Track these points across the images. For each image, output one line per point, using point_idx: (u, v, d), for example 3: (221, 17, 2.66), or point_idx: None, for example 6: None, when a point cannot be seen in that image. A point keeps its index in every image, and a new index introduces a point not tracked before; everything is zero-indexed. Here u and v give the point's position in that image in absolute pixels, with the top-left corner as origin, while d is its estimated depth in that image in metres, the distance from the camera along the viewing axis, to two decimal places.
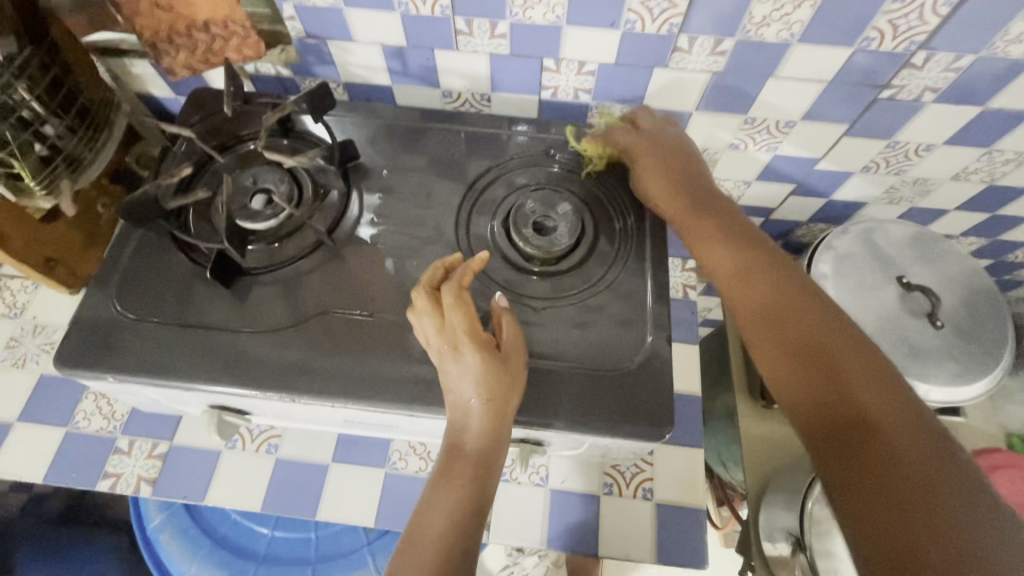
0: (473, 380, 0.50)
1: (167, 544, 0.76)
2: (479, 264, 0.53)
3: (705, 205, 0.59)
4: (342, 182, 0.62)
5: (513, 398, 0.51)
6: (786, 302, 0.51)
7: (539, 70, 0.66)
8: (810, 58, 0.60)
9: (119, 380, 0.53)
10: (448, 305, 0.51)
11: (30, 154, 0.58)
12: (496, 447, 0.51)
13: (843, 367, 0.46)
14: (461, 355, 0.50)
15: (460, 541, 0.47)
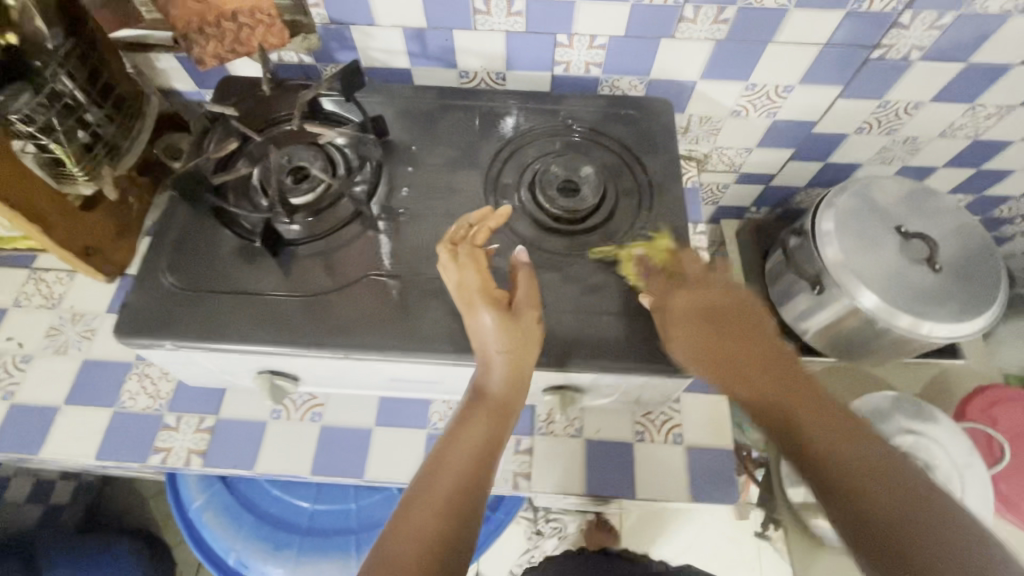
0: (493, 332, 0.52)
1: (211, 524, 0.78)
2: (501, 216, 0.58)
3: (721, 331, 0.56)
4: (379, 151, 0.65)
5: (530, 351, 0.53)
6: (823, 440, 0.49)
7: (552, 45, 0.70)
8: (805, 22, 0.65)
9: (178, 347, 0.56)
10: (455, 258, 0.55)
11: (72, 140, 0.60)
12: (515, 396, 0.53)
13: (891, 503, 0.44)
14: (475, 310, 0.52)
15: (479, 480, 0.47)
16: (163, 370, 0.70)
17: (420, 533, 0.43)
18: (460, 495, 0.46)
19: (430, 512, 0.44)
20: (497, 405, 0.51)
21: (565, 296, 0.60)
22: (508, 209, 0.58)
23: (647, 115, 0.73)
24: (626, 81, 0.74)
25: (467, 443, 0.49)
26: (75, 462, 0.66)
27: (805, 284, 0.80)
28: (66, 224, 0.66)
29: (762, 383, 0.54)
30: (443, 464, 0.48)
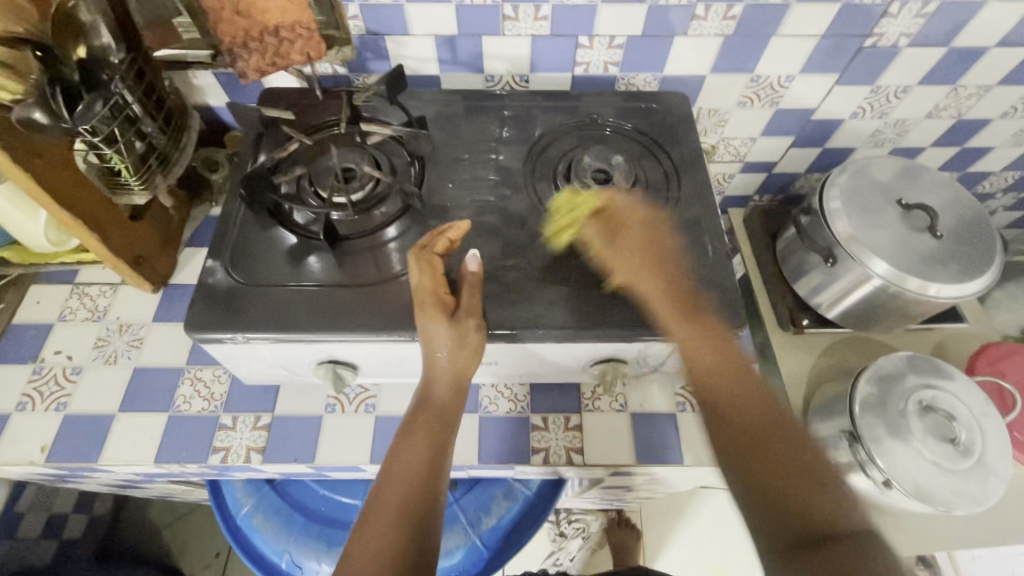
0: (438, 338, 0.56)
1: (261, 527, 0.78)
2: (454, 228, 0.62)
3: (689, 301, 0.59)
4: (428, 144, 0.67)
5: (473, 354, 0.57)
6: (741, 431, 0.53)
7: (574, 47, 0.75)
8: (805, 15, 0.71)
9: (245, 340, 0.58)
10: (415, 264, 0.59)
11: (131, 151, 0.63)
12: (455, 406, 0.58)
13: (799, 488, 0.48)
14: (422, 312, 0.56)
15: (428, 486, 0.52)
16: (216, 374, 0.72)
17: (376, 549, 0.46)
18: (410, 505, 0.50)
19: (383, 529, 0.48)
20: (437, 416, 0.56)
21: (660, 233, 0.64)
22: (465, 224, 0.62)
23: (666, 110, 0.78)
24: (641, 78, 0.80)
25: (412, 457, 0.53)
26: (133, 467, 0.67)
27: (819, 258, 0.85)
28: (118, 234, 0.68)
29: (724, 373, 0.56)
30: (389, 484, 0.52)
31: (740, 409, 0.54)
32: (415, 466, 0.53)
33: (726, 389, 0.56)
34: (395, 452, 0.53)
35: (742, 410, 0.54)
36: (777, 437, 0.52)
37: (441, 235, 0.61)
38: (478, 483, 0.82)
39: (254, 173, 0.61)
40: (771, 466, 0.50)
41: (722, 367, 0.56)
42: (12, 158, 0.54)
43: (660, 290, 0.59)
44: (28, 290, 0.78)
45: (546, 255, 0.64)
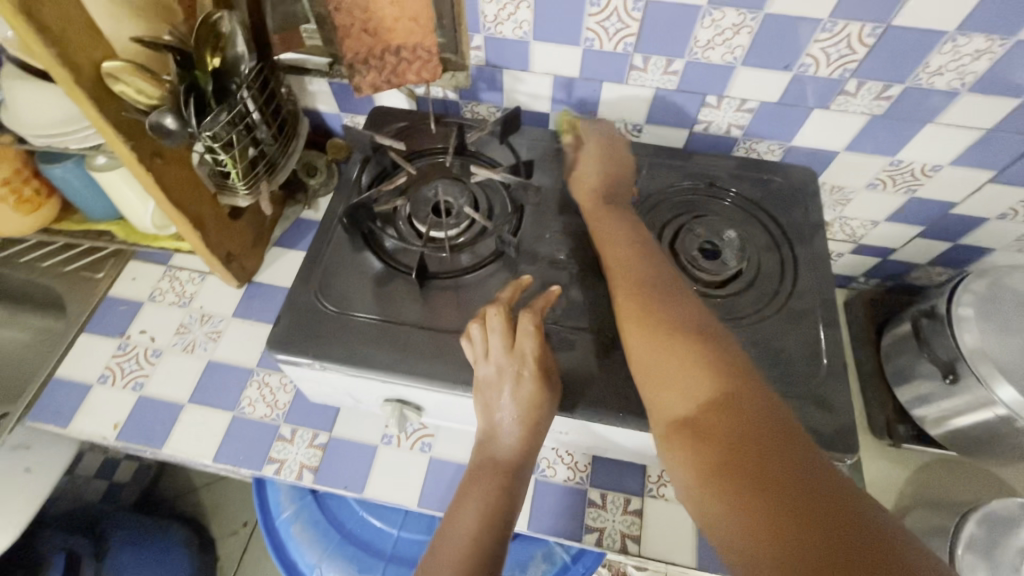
0: (521, 402, 0.51)
1: (298, 537, 0.78)
2: (525, 286, 0.59)
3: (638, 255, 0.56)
4: (533, 198, 0.67)
5: (550, 413, 0.53)
6: (662, 347, 0.48)
7: (699, 105, 0.70)
8: (974, 106, 0.63)
9: (322, 368, 0.57)
10: (506, 322, 0.54)
11: (244, 157, 0.64)
12: (526, 460, 0.53)
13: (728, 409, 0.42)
14: (518, 377, 0.52)
15: (489, 546, 0.48)
16: (283, 382, 0.72)
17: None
18: (474, 564, 0.45)
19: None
20: (504, 472, 0.52)
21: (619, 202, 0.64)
22: (558, 291, 0.58)
23: (788, 184, 0.72)
24: (764, 145, 0.74)
25: (471, 508, 0.50)
26: (192, 460, 0.68)
27: (935, 370, 0.76)
28: (216, 232, 0.69)
29: (642, 297, 0.52)
30: (452, 542, 0.48)
31: (658, 321, 0.50)
32: (475, 526, 0.48)
33: (637, 311, 0.51)
34: (453, 511, 0.50)
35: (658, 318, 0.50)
36: (693, 349, 0.46)
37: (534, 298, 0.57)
38: (518, 537, 0.79)
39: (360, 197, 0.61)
40: (687, 385, 0.45)
41: (645, 293, 0.52)
42: (138, 157, 0.55)
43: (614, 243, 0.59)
44: (127, 264, 0.82)
45: None
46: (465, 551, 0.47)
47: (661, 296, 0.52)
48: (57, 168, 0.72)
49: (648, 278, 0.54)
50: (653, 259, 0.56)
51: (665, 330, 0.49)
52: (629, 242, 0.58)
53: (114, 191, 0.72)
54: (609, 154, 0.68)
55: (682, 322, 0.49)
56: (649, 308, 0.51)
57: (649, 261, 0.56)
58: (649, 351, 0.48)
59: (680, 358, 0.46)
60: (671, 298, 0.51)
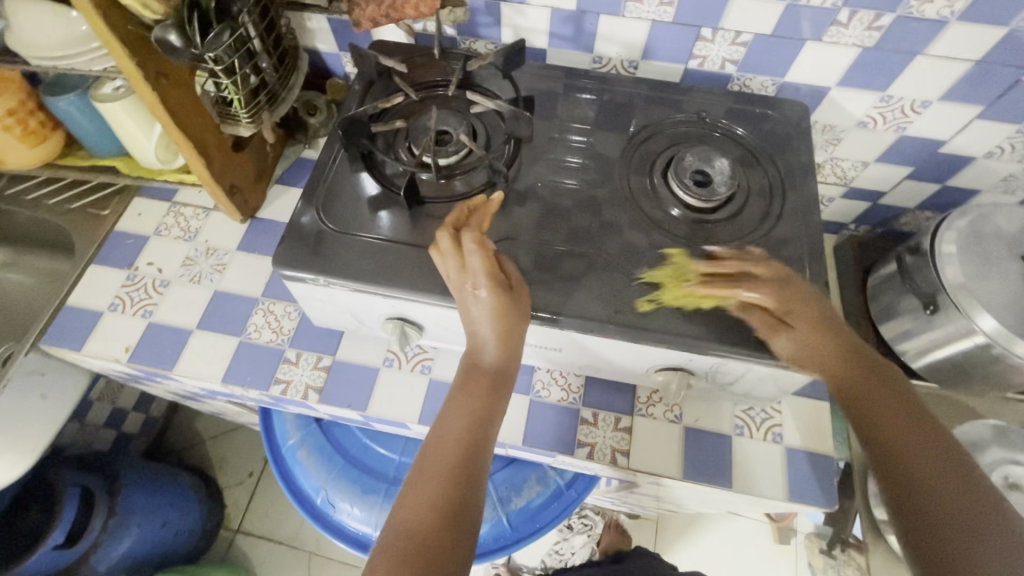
0: (489, 314, 0.54)
1: (303, 461, 0.82)
2: (476, 206, 0.60)
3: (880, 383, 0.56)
4: (529, 129, 0.65)
5: (518, 324, 0.55)
6: (933, 495, 0.50)
7: (694, 38, 0.71)
8: (963, 35, 0.64)
9: (326, 283, 0.60)
10: (450, 240, 0.56)
11: (245, 84, 0.65)
12: (510, 367, 0.56)
13: (947, 495, 0.50)
14: (479, 290, 0.54)
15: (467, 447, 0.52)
16: (287, 309, 0.74)
17: (432, 500, 0.48)
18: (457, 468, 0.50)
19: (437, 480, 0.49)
20: (490, 379, 0.55)
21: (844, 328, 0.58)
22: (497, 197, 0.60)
23: (781, 118, 0.73)
24: (758, 81, 0.75)
25: (460, 415, 0.54)
26: (203, 382, 0.71)
27: (917, 304, 0.79)
28: (220, 162, 0.70)
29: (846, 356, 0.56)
30: (437, 439, 0.52)
31: (914, 466, 0.51)
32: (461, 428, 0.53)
33: (839, 370, 0.55)
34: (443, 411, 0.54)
35: (919, 461, 0.51)
36: (960, 507, 0.49)
37: (474, 217, 0.60)
38: (515, 462, 0.83)
39: (360, 117, 0.62)
40: (945, 518, 0.49)
41: (845, 359, 0.56)
42: (144, 75, 0.57)
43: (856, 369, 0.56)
44: (132, 201, 0.83)
45: (628, 251, 0.62)
46: (458, 447, 0.51)
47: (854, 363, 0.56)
48: (60, 101, 0.73)
49: (900, 412, 0.54)
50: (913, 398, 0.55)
51: (921, 469, 0.51)
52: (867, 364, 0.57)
53: (117, 124, 0.73)
54: (782, 292, 0.56)
55: (947, 474, 0.50)
56: (911, 448, 0.52)
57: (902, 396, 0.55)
58: (904, 475, 0.52)
59: (945, 512, 0.49)
60: (927, 441, 0.52)
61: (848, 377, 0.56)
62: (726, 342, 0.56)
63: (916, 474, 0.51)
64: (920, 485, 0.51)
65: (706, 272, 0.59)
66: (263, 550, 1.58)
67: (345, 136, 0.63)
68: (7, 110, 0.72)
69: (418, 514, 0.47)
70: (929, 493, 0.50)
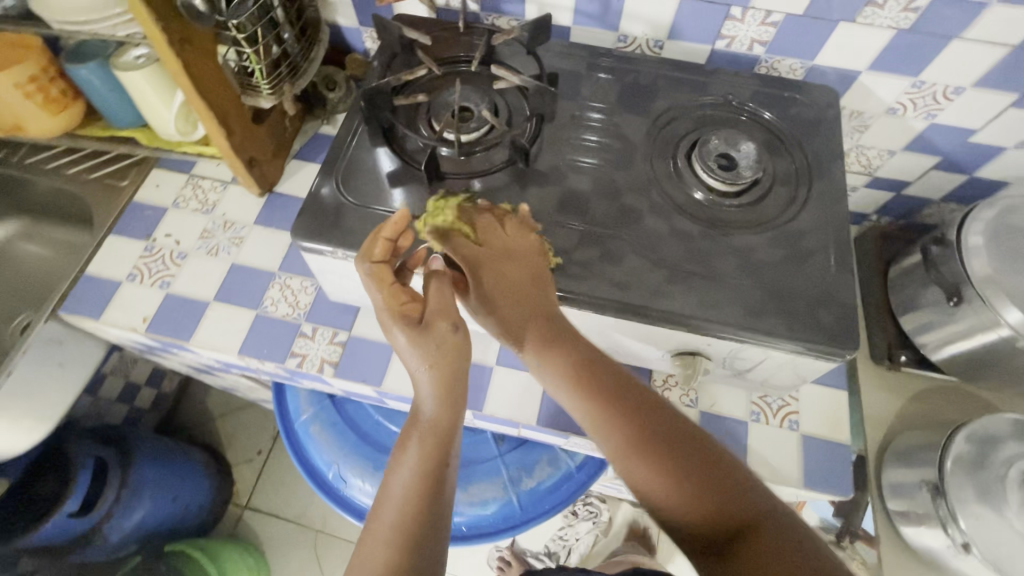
0: (415, 353, 0.51)
1: (316, 436, 0.82)
2: (396, 224, 0.54)
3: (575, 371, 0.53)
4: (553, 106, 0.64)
5: (459, 362, 0.52)
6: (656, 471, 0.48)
7: (723, 18, 0.70)
8: (1003, 18, 0.62)
9: (344, 256, 0.60)
10: (367, 278, 0.53)
11: (267, 55, 0.65)
12: (453, 418, 0.52)
13: (684, 467, 0.47)
14: (388, 331, 0.52)
15: (418, 502, 0.48)
16: (304, 284, 0.74)
17: (377, 568, 0.45)
18: (403, 526, 0.47)
19: (378, 544, 0.46)
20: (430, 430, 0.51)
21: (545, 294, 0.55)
22: (402, 214, 0.54)
23: (808, 103, 0.72)
24: (786, 64, 0.74)
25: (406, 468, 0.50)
26: (219, 353, 0.71)
27: (939, 296, 0.77)
28: (240, 132, 0.70)
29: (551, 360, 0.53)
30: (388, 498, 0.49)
31: (642, 448, 0.49)
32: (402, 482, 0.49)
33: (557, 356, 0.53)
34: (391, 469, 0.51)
35: (646, 448, 0.49)
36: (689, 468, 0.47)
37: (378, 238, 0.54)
38: (526, 443, 0.83)
39: (382, 88, 0.61)
40: (663, 484, 0.47)
41: (569, 342, 0.53)
42: (167, 39, 0.56)
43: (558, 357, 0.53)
44: (150, 172, 0.83)
45: (648, 233, 0.61)
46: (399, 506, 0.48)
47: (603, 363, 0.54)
48: (81, 70, 0.73)
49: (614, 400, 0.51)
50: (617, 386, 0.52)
51: (653, 452, 0.48)
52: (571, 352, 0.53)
53: (137, 94, 0.73)
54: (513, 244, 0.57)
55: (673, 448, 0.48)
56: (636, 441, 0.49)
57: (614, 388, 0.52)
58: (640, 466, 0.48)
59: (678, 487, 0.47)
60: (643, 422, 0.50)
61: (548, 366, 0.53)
62: (746, 327, 0.56)
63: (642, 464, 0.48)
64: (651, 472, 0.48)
65: (785, 264, 0.60)
66: (270, 527, 1.60)
67: (366, 107, 0.62)
68: (29, 77, 0.72)
69: None
70: (658, 482, 0.47)
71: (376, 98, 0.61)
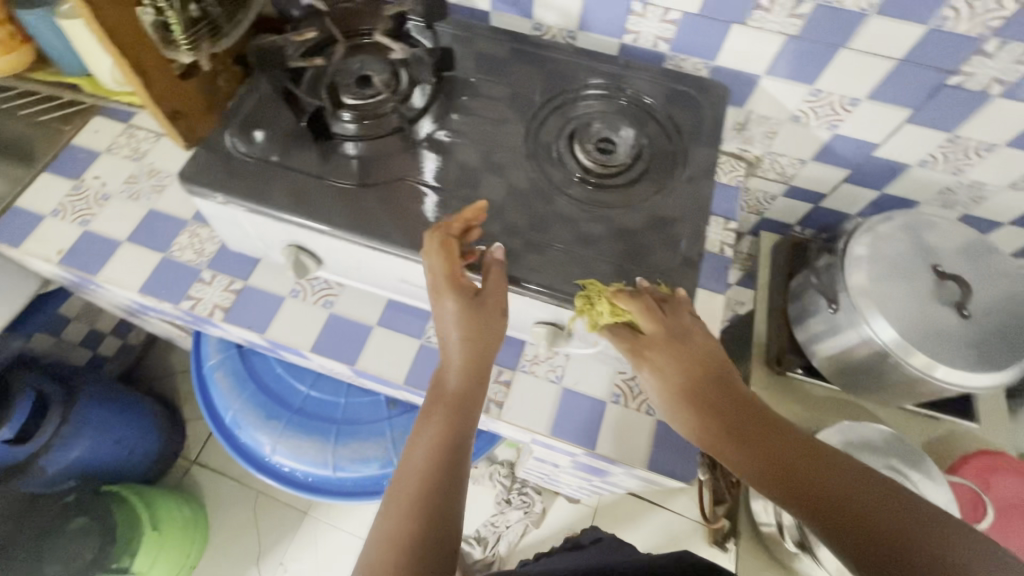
0: (453, 323, 0.58)
1: (219, 382, 0.86)
2: (471, 212, 0.59)
3: (699, 386, 0.58)
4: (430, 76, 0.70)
5: (488, 344, 0.60)
6: (814, 491, 0.50)
7: (626, 12, 0.72)
8: (884, 31, 0.64)
9: (225, 202, 0.63)
10: (429, 250, 0.57)
11: (183, 11, 0.69)
12: (472, 392, 0.60)
13: (835, 484, 0.50)
14: (439, 298, 0.58)
15: (442, 473, 0.54)
16: (211, 234, 0.78)
17: (392, 532, 0.51)
18: (424, 491, 0.53)
19: (402, 511, 0.52)
20: (456, 400, 0.59)
21: (681, 316, 0.59)
22: (482, 204, 0.59)
23: (704, 99, 0.74)
24: (690, 62, 0.76)
25: (433, 438, 0.57)
26: (123, 290, 0.75)
27: (824, 303, 0.79)
28: (161, 84, 0.73)
29: (656, 355, 0.59)
30: (407, 466, 0.55)
31: (794, 466, 0.52)
32: (425, 455, 0.55)
33: (687, 374, 0.59)
34: (414, 439, 0.57)
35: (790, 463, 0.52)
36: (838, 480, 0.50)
37: (458, 220, 0.59)
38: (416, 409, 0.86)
39: (274, 47, 0.67)
40: (817, 499, 0.50)
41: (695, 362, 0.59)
42: None
43: (682, 370, 0.59)
44: (91, 118, 0.88)
45: (517, 207, 0.64)
46: (420, 476, 0.54)
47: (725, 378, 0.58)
48: (28, 16, 0.78)
49: (744, 427, 0.56)
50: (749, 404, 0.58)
51: (801, 476, 0.51)
52: (692, 362, 0.59)
53: (77, 41, 0.78)
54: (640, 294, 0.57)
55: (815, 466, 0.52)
56: (781, 464, 0.52)
57: (738, 412, 0.57)
58: (793, 486, 0.51)
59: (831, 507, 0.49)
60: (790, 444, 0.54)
61: (673, 373, 0.58)
62: (592, 303, 0.58)
63: (792, 485, 0.51)
64: (804, 495, 0.50)
65: (641, 248, 0.62)
66: (215, 483, 1.65)
67: (260, 65, 0.68)
68: None
69: (381, 545, 0.50)
70: (818, 502, 0.49)
71: (266, 54, 0.66)
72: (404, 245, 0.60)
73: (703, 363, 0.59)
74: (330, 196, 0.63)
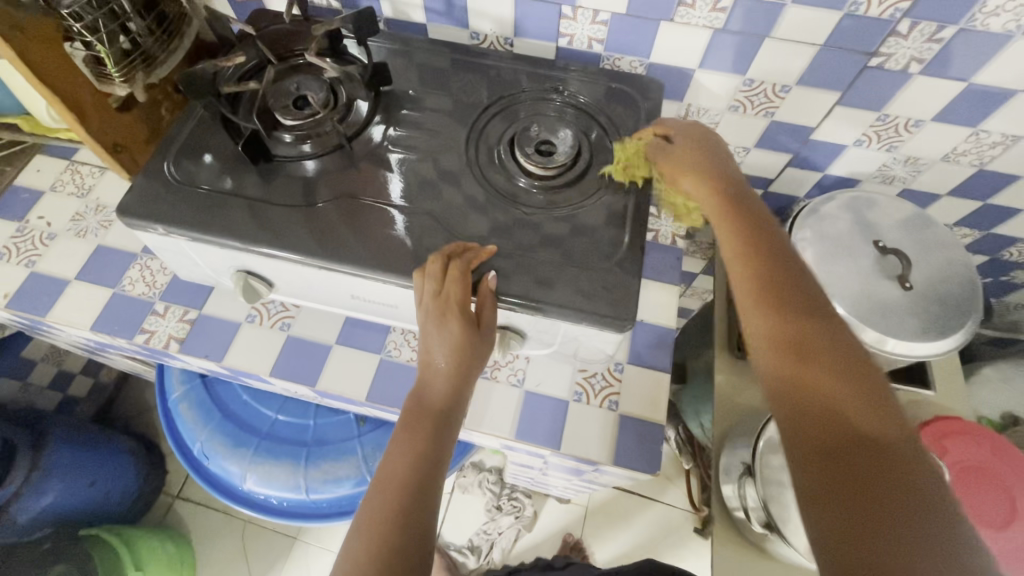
0: (448, 345, 0.58)
1: (183, 414, 0.85)
2: (483, 254, 0.60)
3: (749, 242, 0.59)
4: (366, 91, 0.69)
5: (474, 363, 0.60)
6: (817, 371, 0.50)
7: (558, 16, 0.74)
8: (803, 20, 0.66)
9: (167, 233, 0.63)
10: (439, 270, 0.57)
11: (114, 44, 0.68)
12: (453, 406, 0.60)
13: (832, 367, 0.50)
14: (447, 320, 0.57)
15: (425, 487, 0.54)
16: (161, 265, 0.77)
17: (371, 547, 0.50)
18: (410, 508, 0.53)
19: (384, 524, 0.51)
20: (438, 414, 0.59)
21: (727, 163, 0.66)
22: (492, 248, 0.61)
23: (640, 96, 0.75)
24: (626, 61, 0.77)
25: (415, 450, 0.56)
26: (74, 329, 0.74)
27: None
28: (97, 118, 0.72)
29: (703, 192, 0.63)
30: (388, 479, 0.55)
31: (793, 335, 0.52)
32: (409, 467, 0.55)
33: (726, 229, 0.61)
34: (393, 450, 0.56)
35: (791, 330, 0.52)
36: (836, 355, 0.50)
37: (466, 252, 0.60)
38: (387, 424, 0.86)
39: (200, 72, 0.63)
40: (801, 364, 0.50)
41: (747, 219, 0.61)
42: None
43: (722, 227, 0.61)
44: (33, 157, 0.87)
45: (462, 214, 0.64)
46: (400, 490, 0.54)
47: (775, 250, 0.59)
48: None
49: (786, 285, 0.56)
50: (793, 273, 0.57)
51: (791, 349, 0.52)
52: (739, 223, 0.61)
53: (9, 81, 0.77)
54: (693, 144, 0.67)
55: (830, 349, 0.51)
56: (793, 333, 0.52)
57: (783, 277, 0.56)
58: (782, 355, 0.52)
59: (827, 387, 0.48)
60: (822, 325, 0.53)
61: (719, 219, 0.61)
62: (538, 303, 0.59)
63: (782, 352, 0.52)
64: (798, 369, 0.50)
65: (585, 245, 0.62)
66: (200, 516, 1.62)
67: (188, 91, 0.64)
68: None
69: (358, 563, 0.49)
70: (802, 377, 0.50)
71: (193, 81, 0.63)
72: (348, 261, 0.60)
73: (758, 227, 0.60)
74: (272, 219, 0.63)
